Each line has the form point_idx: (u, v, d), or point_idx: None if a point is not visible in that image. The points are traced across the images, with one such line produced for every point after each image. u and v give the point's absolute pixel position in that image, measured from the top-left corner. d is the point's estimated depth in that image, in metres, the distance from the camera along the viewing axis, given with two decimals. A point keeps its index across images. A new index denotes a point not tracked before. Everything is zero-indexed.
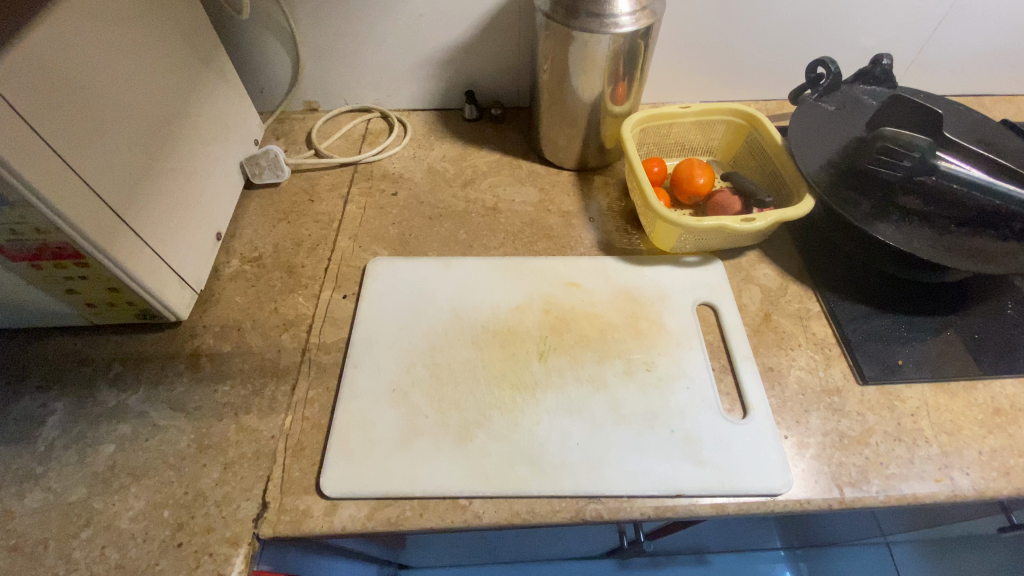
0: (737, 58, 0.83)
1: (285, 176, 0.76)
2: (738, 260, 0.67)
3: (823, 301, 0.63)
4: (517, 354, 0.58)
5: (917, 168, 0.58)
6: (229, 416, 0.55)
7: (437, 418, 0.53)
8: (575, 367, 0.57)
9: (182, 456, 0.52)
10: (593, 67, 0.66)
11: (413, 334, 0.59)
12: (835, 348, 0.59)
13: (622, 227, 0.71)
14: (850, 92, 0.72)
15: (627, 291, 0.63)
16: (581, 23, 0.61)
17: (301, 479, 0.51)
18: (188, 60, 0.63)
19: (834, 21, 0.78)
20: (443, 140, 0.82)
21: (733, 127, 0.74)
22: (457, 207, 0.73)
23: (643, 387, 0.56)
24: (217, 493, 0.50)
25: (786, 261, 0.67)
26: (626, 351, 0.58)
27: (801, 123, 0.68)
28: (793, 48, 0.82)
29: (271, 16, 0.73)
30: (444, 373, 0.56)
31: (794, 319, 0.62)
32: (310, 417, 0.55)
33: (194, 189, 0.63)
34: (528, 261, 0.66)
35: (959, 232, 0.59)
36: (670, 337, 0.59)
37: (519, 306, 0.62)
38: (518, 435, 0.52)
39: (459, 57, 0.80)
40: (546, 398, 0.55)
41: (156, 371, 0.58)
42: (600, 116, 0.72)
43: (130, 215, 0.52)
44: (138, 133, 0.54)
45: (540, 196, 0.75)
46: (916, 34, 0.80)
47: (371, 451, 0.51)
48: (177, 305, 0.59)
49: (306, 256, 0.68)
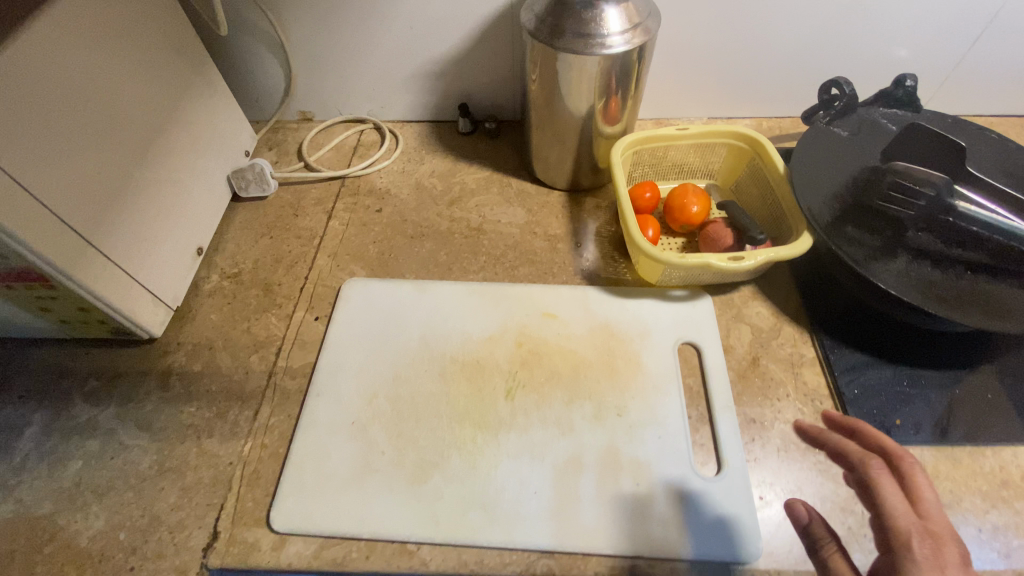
0: (746, 72, 0.78)
1: (272, 189, 0.75)
2: (730, 296, 0.63)
3: (819, 346, 0.58)
4: (483, 389, 0.56)
5: (934, 206, 0.53)
6: (191, 439, 0.55)
7: (394, 455, 0.52)
8: (542, 408, 0.54)
9: (143, 478, 0.53)
10: (581, 87, 0.62)
11: (380, 362, 0.58)
12: (827, 400, 0.54)
13: (609, 254, 0.68)
14: (867, 114, 0.66)
15: (606, 325, 0.60)
16: (566, 43, 0.57)
17: (253, 510, 0.50)
18: (169, 73, 0.62)
19: (858, 34, 0.72)
20: (434, 155, 0.80)
21: (735, 151, 0.69)
22: (441, 226, 0.71)
23: (611, 434, 0.53)
24: (172, 518, 0.50)
25: (783, 300, 0.62)
26: (597, 392, 0.55)
27: (807, 151, 0.63)
28: (810, 62, 0.76)
29: (260, 27, 0.73)
30: (405, 407, 0.55)
31: (785, 366, 0.57)
32: (269, 445, 0.54)
33: (174, 205, 0.63)
34: (507, 288, 0.64)
35: (977, 278, 0.53)
36: (647, 380, 0.56)
37: (492, 336, 0.59)
38: (475, 479, 0.50)
39: (452, 70, 0.77)
40: (508, 439, 0.52)
41: (128, 388, 0.59)
42: (590, 136, 0.68)
43: (99, 237, 0.52)
44: (111, 153, 0.54)
45: (527, 217, 0.72)
46: (952, 47, 0.73)
47: (323, 487, 0.50)
48: (150, 323, 0.59)
49: (284, 274, 0.67)
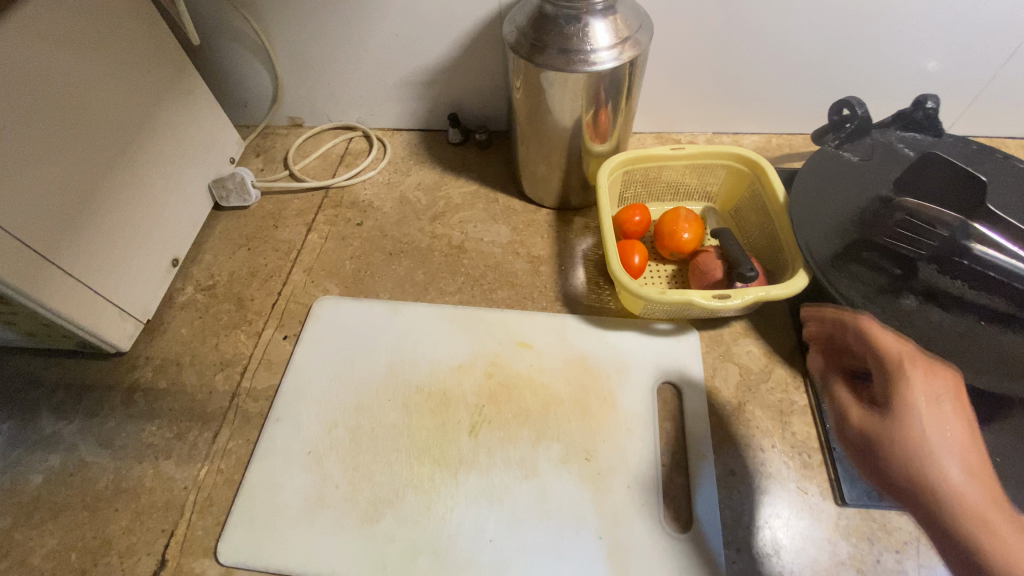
0: (754, 87, 0.72)
1: (253, 199, 0.74)
2: (719, 332, 0.58)
3: (812, 393, 0.53)
4: (447, 423, 0.53)
5: (946, 245, 0.49)
6: (150, 459, 0.53)
7: (348, 490, 0.50)
8: (506, 447, 0.51)
9: (98, 498, 0.51)
10: (567, 104, 0.58)
11: (343, 388, 0.56)
12: (816, 454, 0.50)
13: (594, 279, 0.64)
14: (881, 137, 0.60)
15: (582, 358, 0.56)
16: (548, 59, 0.54)
17: (203, 539, 0.49)
18: (144, 77, 0.60)
19: (877, 47, 0.66)
20: (422, 166, 0.77)
21: (734, 173, 0.64)
22: (421, 242, 0.69)
23: (576, 480, 0.50)
24: (122, 542, 0.49)
25: (776, 339, 0.58)
26: (566, 432, 0.52)
27: (810, 179, 0.59)
28: (824, 77, 0.70)
29: (244, 32, 0.71)
30: (365, 438, 0.53)
31: (772, 413, 0.53)
32: (225, 470, 0.52)
33: (146, 214, 0.61)
34: (481, 313, 0.61)
35: (993, 330, 0.47)
36: (621, 421, 0.52)
37: (461, 365, 0.57)
38: (428, 521, 0.48)
39: (441, 78, 0.74)
40: (467, 479, 0.50)
41: (93, 402, 0.57)
42: (580, 153, 0.65)
43: (58, 253, 0.50)
44: (76, 167, 0.52)
45: (511, 236, 0.69)
46: (983, 64, 0.66)
47: (273, 519, 0.49)
48: (117, 337, 0.58)
49: (258, 288, 0.66)
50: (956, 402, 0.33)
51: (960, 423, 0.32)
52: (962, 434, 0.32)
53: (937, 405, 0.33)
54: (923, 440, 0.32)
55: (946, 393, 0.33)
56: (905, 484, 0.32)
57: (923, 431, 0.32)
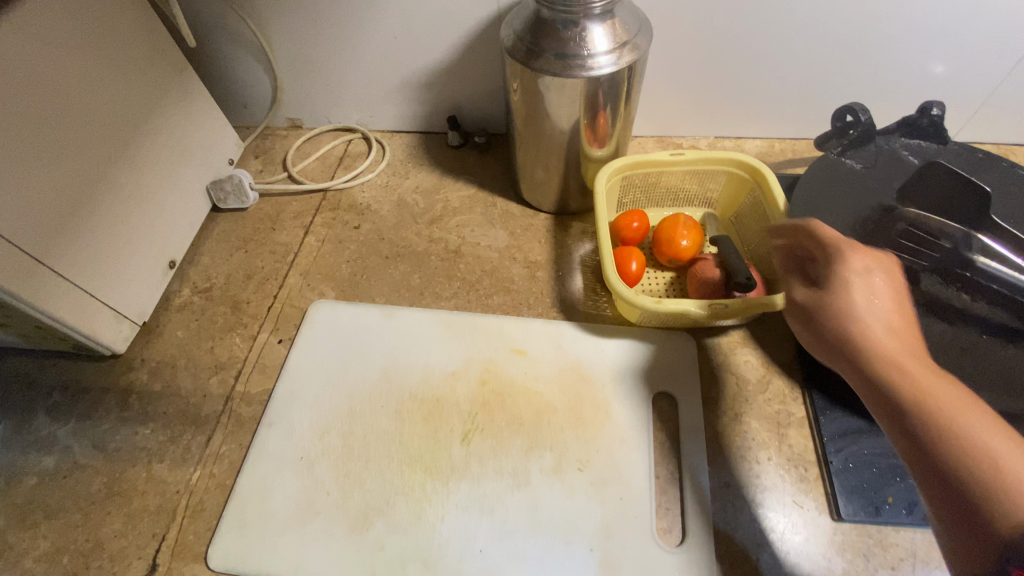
0: (757, 91, 0.71)
1: (251, 201, 0.74)
2: (716, 341, 0.58)
3: (810, 405, 0.53)
4: (439, 430, 0.53)
5: (947, 257, 0.49)
6: (143, 463, 0.54)
7: (339, 497, 0.50)
8: (498, 456, 0.51)
9: (91, 500, 0.52)
10: (565, 109, 0.58)
11: (337, 394, 0.56)
12: (812, 468, 0.49)
13: (591, 285, 0.63)
14: (885, 144, 0.59)
15: (577, 366, 0.56)
16: (545, 64, 0.53)
17: (194, 544, 0.49)
18: (142, 79, 0.60)
19: (883, 52, 0.65)
20: (420, 169, 0.77)
21: (735, 179, 0.64)
22: (418, 246, 0.68)
23: (569, 490, 0.49)
24: (114, 546, 0.49)
25: (775, 349, 0.57)
26: (559, 442, 0.51)
27: (812, 187, 0.57)
28: (828, 81, 0.69)
29: (244, 34, 0.71)
30: (357, 445, 0.52)
31: (769, 425, 0.52)
32: (217, 475, 0.52)
33: (143, 216, 0.61)
34: (476, 319, 0.60)
35: (996, 345, 0.46)
36: (614, 431, 0.52)
37: (455, 372, 0.56)
38: (419, 530, 0.48)
39: (440, 81, 0.74)
40: (458, 488, 0.50)
41: (88, 404, 0.57)
42: (578, 157, 0.64)
43: (52, 256, 0.51)
44: (72, 170, 0.52)
45: (508, 240, 0.68)
46: (992, 70, 0.65)
47: (263, 525, 0.49)
48: (112, 340, 0.58)
49: (254, 291, 0.66)
50: (886, 273, 0.36)
51: (889, 289, 0.35)
52: (890, 299, 0.35)
53: (868, 276, 0.36)
54: (851, 301, 0.35)
55: (878, 263, 0.36)
56: (834, 341, 0.35)
57: (853, 294, 0.35)
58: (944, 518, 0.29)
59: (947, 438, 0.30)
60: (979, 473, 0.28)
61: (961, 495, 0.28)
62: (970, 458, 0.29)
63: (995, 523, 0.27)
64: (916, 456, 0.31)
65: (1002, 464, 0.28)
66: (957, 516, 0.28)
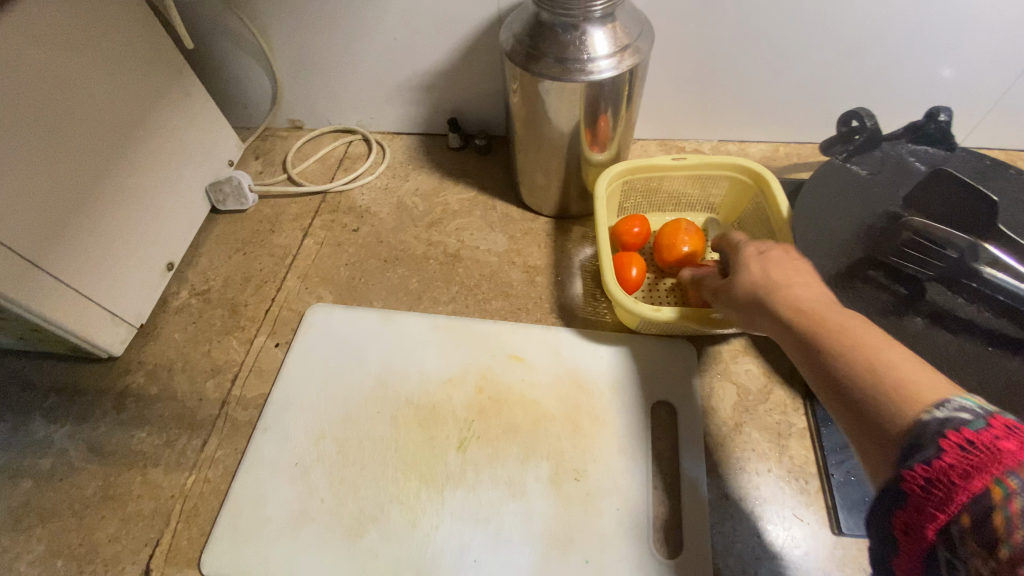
0: (761, 94, 0.70)
1: (250, 203, 0.73)
2: (717, 349, 0.57)
3: (812, 416, 0.52)
4: (435, 438, 0.52)
5: (954, 267, 0.47)
6: (138, 466, 0.53)
7: (333, 504, 0.49)
8: (494, 465, 0.50)
9: (86, 504, 0.51)
10: (565, 113, 0.57)
11: (333, 399, 0.55)
12: (813, 480, 0.49)
13: (591, 290, 0.63)
14: (891, 151, 0.58)
15: (575, 374, 0.55)
16: (545, 67, 0.52)
17: (187, 549, 0.49)
18: (140, 80, 0.59)
19: (890, 56, 0.64)
20: (420, 171, 0.76)
21: (738, 185, 0.63)
22: (417, 249, 0.68)
23: (565, 501, 0.48)
24: (108, 550, 0.49)
25: (777, 358, 0.56)
26: (556, 451, 0.51)
27: (816, 194, 0.57)
28: (834, 85, 0.68)
29: (244, 35, 0.70)
30: (352, 452, 0.52)
31: (769, 435, 0.51)
32: (212, 480, 0.52)
33: (140, 218, 0.61)
34: (474, 324, 0.60)
35: (1003, 357, 0.45)
36: (612, 441, 0.51)
37: (451, 378, 0.56)
38: (412, 540, 0.47)
39: (441, 83, 0.73)
40: (453, 497, 0.49)
41: (85, 407, 0.57)
42: (578, 161, 0.63)
43: (48, 259, 0.50)
44: (69, 173, 0.52)
45: (508, 244, 0.68)
46: (1001, 74, 0.64)
47: (257, 532, 0.48)
48: (108, 342, 0.58)
49: (252, 294, 0.65)
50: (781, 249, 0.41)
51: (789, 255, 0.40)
52: (785, 264, 0.40)
53: (762, 254, 0.41)
54: (750, 270, 0.40)
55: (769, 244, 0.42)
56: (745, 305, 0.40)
57: (750, 264, 0.41)
58: (853, 435, 0.29)
59: (834, 355, 0.31)
60: (863, 376, 0.29)
61: (853, 401, 0.29)
62: (854, 365, 0.30)
63: (882, 421, 0.27)
64: (820, 380, 0.32)
65: (880, 364, 0.29)
66: (856, 424, 0.29)
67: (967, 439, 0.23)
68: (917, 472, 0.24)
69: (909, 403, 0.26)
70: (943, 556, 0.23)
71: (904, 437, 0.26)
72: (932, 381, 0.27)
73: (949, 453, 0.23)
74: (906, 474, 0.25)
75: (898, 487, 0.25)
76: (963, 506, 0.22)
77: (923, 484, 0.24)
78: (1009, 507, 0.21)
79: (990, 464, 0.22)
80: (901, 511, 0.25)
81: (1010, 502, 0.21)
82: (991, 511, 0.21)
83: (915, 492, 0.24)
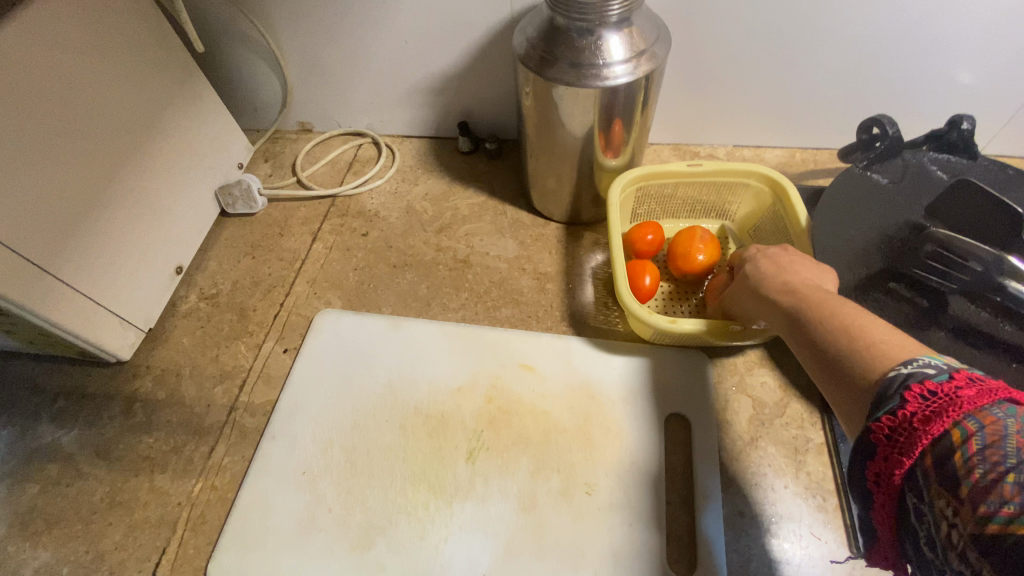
0: (778, 100, 0.69)
1: (259, 207, 0.73)
2: (733, 360, 0.56)
3: (830, 431, 0.51)
4: (444, 448, 0.51)
5: (979, 281, 0.45)
6: (145, 473, 0.53)
7: (341, 515, 0.49)
8: (504, 476, 0.50)
9: (93, 510, 0.51)
10: (579, 119, 0.56)
11: (341, 407, 0.55)
12: (831, 498, 0.47)
13: (603, 298, 0.61)
14: (912, 159, 0.56)
15: (587, 385, 0.54)
16: (559, 72, 0.51)
17: (193, 558, 0.48)
18: (150, 84, 0.59)
19: (912, 61, 0.62)
20: (430, 175, 0.76)
21: (754, 192, 0.62)
22: (426, 255, 0.67)
23: (576, 515, 0.48)
24: (114, 558, 0.49)
25: (793, 371, 0.55)
26: (567, 463, 0.50)
27: (834, 204, 0.55)
28: (854, 90, 0.66)
29: (255, 38, 0.70)
30: (360, 461, 0.51)
31: (786, 450, 0.50)
32: (219, 487, 0.52)
33: (149, 221, 0.60)
34: (484, 332, 0.59)
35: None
36: (624, 453, 0.50)
37: (461, 387, 0.55)
38: (420, 552, 0.47)
39: (452, 86, 0.73)
40: (462, 509, 0.48)
41: (93, 411, 0.57)
42: (591, 167, 0.62)
43: (57, 264, 0.50)
44: (78, 177, 0.52)
45: (518, 251, 0.67)
46: None
47: (263, 541, 0.48)
48: (117, 347, 0.58)
49: (260, 299, 0.65)
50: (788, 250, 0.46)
51: (792, 255, 0.45)
52: (790, 258, 0.44)
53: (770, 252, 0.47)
54: (756, 265, 0.45)
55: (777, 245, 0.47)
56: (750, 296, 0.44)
57: (756, 261, 0.45)
58: (836, 400, 0.31)
59: (820, 329, 0.33)
60: (841, 339, 0.31)
61: (833, 364, 0.31)
62: (836, 334, 0.32)
63: (856, 377, 0.29)
64: (808, 354, 0.34)
65: (856, 329, 0.31)
66: (835, 386, 0.31)
67: (930, 390, 0.25)
68: (883, 422, 0.26)
69: (879, 359, 0.28)
70: (910, 495, 0.25)
71: (873, 390, 0.28)
72: (901, 341, 0.29)
73: (910, 403, 0.25)
74: (873, 426, 0.26)
75: (867, 439, 0.27)
76: (925, 450, 0.24)
77: (889, 433, 0.26)
78: (968, 447, 0.22)
79: (948, 410, 0.24)
80: (872, 461, 0.27)
81: (968, 442, 0.23)
82: (951, 452, 0.23)
83: (881, 442, 0.26)
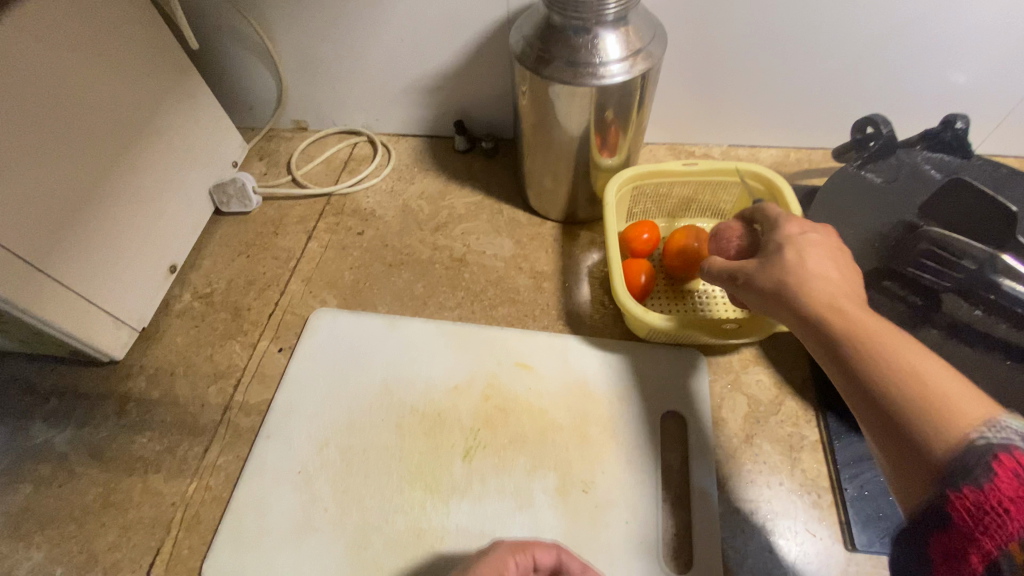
0: (773, 99, 0.69)
1: (254, 205, 0.72)
2: (728, 359, 0.56)
3: (824, 429, 0.51)
4: (440, 447, 0.51)
5: (972, 280, 0.47)
6: (139, 473, 0.53)
7: (337, 514, 0.49)
8: (500, 475, 0.50)
9: (86, 510, 0.51)
10: (575, 118, 0.56)
11: (337, 406, 0.54)
12: (826, 495, 0.48)
13: (599, 297, 0.62)
14: (907, 158, 0.56)
15: (584, 384, 0.54)
16: (556, 71, 0.51)
17: (188, 559, 0.48)
18: (143, 82, 0.58)
19: (905, 62, 0.63)
20: (426, 174, 0.75)
21: (749, 190, 0.62)
22: (422, 254, 0.67)
23: (573, 514, 0.48)
24: (108, 558, 0.48)
25: (788, 369, 0.55)
26: (564, 462, 0.50)
27: (830, 203, 0.55)
28: (848, 91, 0.67)
29: (250, 36, 0.70)
30: (356, 460, 0.51)
31: (781, 448, 0.50)
32: (213, 488, 0.51)
33: (142, 220, 0.60)
34: (480, 331, 0.59)
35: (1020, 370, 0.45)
36: (621, 452, 0.50)
37: (457, 386, 0.55)
38: (417, 552, 0.46)
39: (448, 85, 0.73)
40: (458, 507, 0.48)
41: (86, 411, 0.56)
42: (587, 166, 0.63)
43: (49, 262, 0.49)
44: (69, 175, 0.51)
45: (514, 249, 0.67)
46: (1016, 80, 0.63)
47: (259, 541, 0.48)
48: (110, 346, 0.57)
49: (255, 298, 0.64)
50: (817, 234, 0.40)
51: (826, 248, 0.39)
52: (827, 253, 0.38)
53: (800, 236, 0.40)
54: (796, 259, 0.38)
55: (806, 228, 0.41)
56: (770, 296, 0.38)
57: (798, 255, 0.38)
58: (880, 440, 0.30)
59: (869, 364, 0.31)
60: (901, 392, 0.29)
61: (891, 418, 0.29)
62: (894, 381, 0.30)
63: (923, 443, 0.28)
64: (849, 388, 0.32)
65: (914, 376, 0.30)
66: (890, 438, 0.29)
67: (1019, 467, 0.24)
68: (965, 496, 0.25)
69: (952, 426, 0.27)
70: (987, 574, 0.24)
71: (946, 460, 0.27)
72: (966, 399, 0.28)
73: (1001, 480, 0.24)
74: (953, 497, 0.26)
75: (943, 509, 0.26)
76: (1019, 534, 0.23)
77: (974, 509, 0.25)
78: None
79: None
80: (946, 532, 0.26)
81: None
82: None
83: (962, 517, 0.25)
